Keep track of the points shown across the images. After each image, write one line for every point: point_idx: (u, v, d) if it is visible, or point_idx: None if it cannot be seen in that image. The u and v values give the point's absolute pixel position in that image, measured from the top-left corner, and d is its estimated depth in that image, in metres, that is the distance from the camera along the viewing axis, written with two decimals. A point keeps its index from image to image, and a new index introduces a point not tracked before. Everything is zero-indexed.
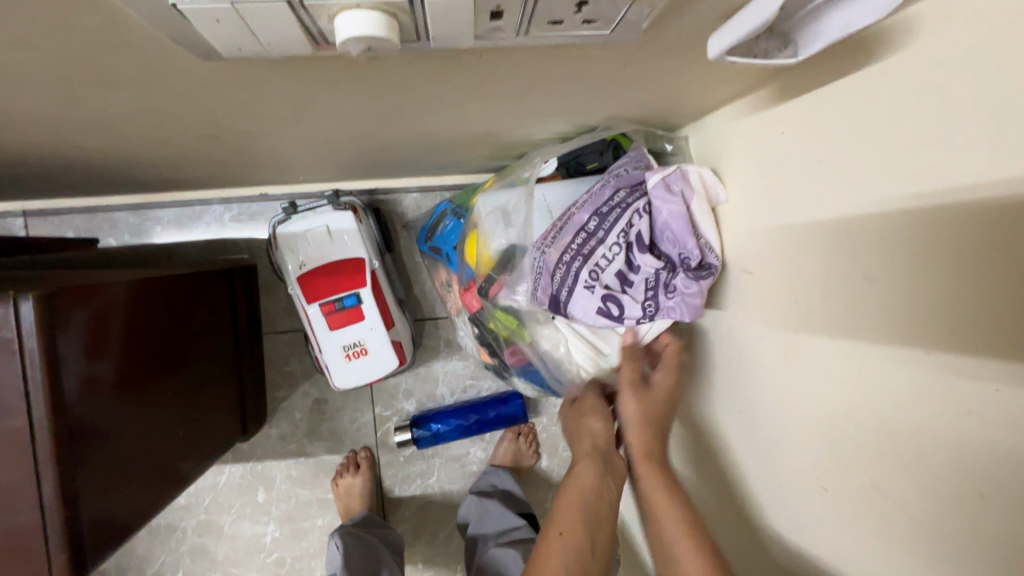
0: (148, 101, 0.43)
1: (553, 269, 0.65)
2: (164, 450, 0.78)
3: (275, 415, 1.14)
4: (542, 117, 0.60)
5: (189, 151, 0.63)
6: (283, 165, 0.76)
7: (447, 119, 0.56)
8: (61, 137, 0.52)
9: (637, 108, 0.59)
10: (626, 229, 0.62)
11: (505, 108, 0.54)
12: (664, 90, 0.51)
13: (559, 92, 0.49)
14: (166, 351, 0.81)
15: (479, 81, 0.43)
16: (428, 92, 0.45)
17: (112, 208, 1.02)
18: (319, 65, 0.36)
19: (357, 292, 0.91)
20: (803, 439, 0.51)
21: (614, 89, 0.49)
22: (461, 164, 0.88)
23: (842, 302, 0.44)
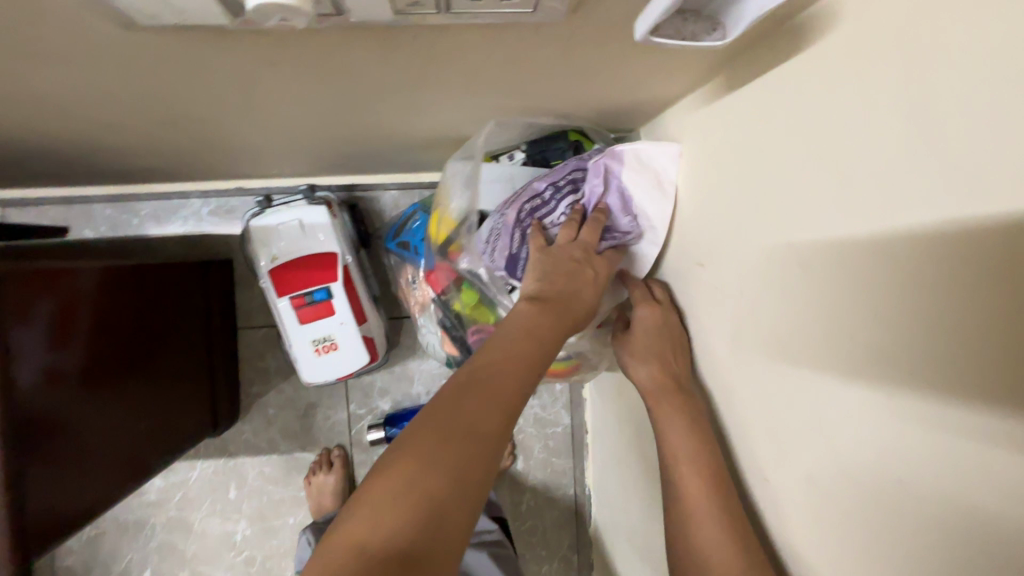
0: (94, 79, 0.43)
1: (512, 227, 0.66)
2: (125, 443, 0.77)
3: (248, 411, 1.13)
4: (503, 108, 0.60)
5: (152, 137, 0.63)
6: (252, 154, 0.77)
7: (404, 109, 0.57)
8: (16, 118, 0.53)
9: (596, 103, 0.59)
10: (574, 202, 0.66)
11: (460, 97, 0.54)
12: (615, 81, 0.51)
13: (510, 82, 0.50)
14: (135, 342, 0.81)
15: (424, 65, 0.43)
16: (375, 76, 0.46)
17: (88, 200, 1.02)
18: (252, 40, 0.36)
19: (328, 286, 0.91)
20: (751, 431, 0.51)
21: (563, 79, 0.50)
22: (434, 160, 0.88)
23: (781, 290, 0.44)
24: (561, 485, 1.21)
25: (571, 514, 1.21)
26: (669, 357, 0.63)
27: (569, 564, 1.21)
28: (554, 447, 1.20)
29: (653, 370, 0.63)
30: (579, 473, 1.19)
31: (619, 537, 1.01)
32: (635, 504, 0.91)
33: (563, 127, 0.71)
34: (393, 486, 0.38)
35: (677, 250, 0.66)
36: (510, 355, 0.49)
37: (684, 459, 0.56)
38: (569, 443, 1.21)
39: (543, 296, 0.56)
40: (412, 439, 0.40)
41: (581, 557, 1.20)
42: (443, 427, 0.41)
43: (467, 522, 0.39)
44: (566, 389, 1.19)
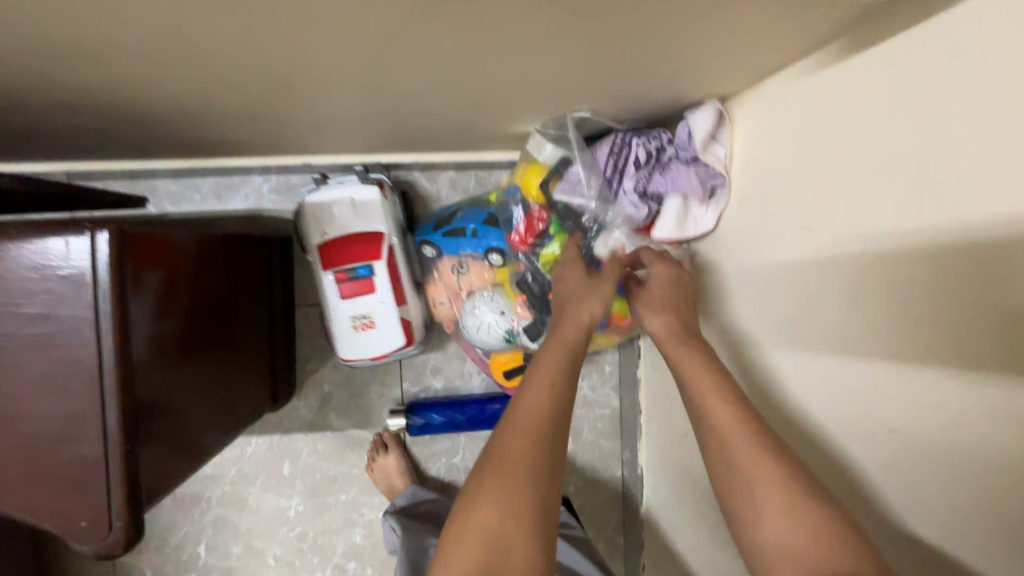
0: (254, 26, 0.45)
1: (605, 160, 0.83)
2: (200, 412, 0.78)
3: (304, 388, 1.14)
4: (606, 71, 0.62)
5: (261, 94, 0.65)
6: (340, 121, 0.79)
7: (517, 65, 0.59)
8: (151, 70, 0.55)
9: (699, 62, 0.61)
10: (662, 140, 0.82)
11: (576, 55, 0.57)
12: (732, 34, 0.52)
13: (635, 36, 0.52)
14: (212, 312, 0.82)
15: (571, 12, 0.45)
16: (517, 24, 0.48)
17: (154, 175, 1.03)
18: None
19: (371, 263, 0.89)
20: (884, 380, 0.53)
21: (687, 32, 0.52)
22: (506, 134, 0.90)
23: (932, 241, 0.45)
24: (607, 466, 1.23)
25: (617, 495, 1.23)
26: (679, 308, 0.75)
27: (614, 543, 1.23)
28: (602, 428, 1.22)
29: (667, 322, 0.73)
30: (627, 455, 1.21)
31: (675, 515, 1.02)
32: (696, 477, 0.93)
33: (651, 96, 0.72)
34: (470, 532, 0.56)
35: (782, 216, 0.68)
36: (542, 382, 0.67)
37: (730, 427, 0.60)
38: (617, 425, 1.23)
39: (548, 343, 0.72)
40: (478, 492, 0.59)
41: (628, 537, 1.21)
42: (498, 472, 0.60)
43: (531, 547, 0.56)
44: (616, 371, 1.21)
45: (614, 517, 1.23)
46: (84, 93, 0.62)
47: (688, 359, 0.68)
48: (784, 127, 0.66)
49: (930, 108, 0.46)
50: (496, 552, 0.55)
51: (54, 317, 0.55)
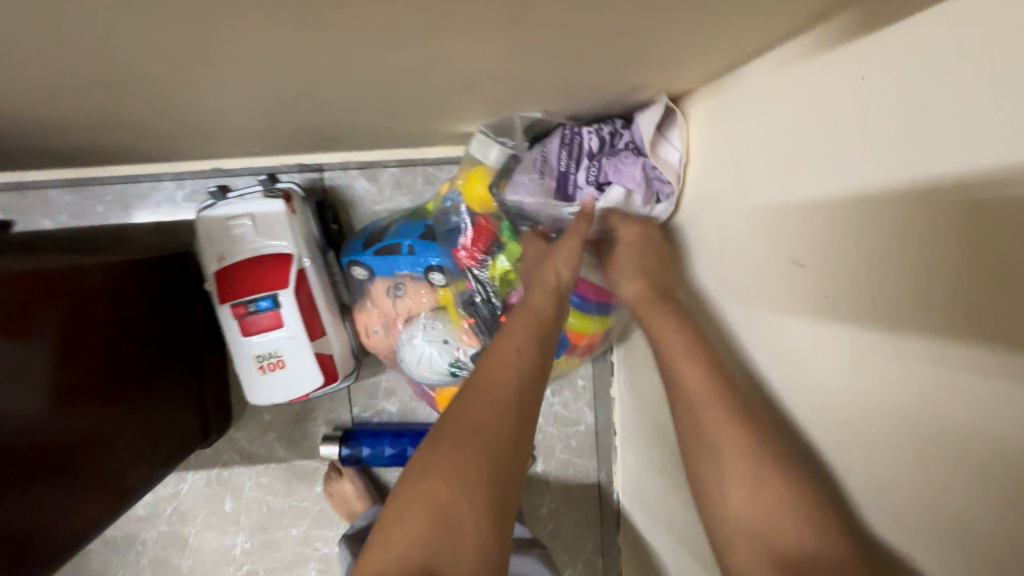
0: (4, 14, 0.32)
1: (557, 153, 0.70)
2: (109, 458, 0.69)
3: (242, 416, 1.03)
4: (540, 57, 0.49)
5: (105, 96, 0.52)
6: (231, 121, 0.66)
7: (416, 54, 0.46)
8: None
9: (652, 48, 0.48)
10: (616, 130, 0.69)
11: (490, 37, 0.43)
12: (687, 8, 0.39)
13: (559, 11, 0.39)
14: (112, 344, 0.71)
15: None
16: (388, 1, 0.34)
17: (44, 184, 0.89)
18: None
19: (275, 294, 0.81)
20: (874, 466, 0.41)
21: (627, 9, 0.39)
22: (444, 130, 0.77)
23: (955, 297, 0.33)
24: (584, 487, 1.12)
25: (596, 516, 1.13)
26: (651, 269, 0.68)
27: (594, 567, 1.13)
28: (576, 446, 1.11)
29: (640, 287, 0.67)
30: (605, 475, 1.11)
31: (656, 546, 0.92)
32: (673, 511, 0.83)
33: (602, 85, 0.58)
34: (414, 500, 0.47)
35: (751, 234, 0.55)
36: (510, 335, 0.58)
37: (696, 386, 0.55)
38: (594, 442, 1.12)
39: (513, 312, 0.63)
40: (431, 453, 0.49)
41: (608, 561, 1.12)
42: (455, 432, 0.50)
43: (484, 518, 0.47)
44: (589, 385, 1.10)
45: (594, 540, 1.13)
46: None
47: (657, 314, 0.64)
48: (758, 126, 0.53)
49: (947, 113, 0.33)
50: (442, 528, 0.45)
51: None
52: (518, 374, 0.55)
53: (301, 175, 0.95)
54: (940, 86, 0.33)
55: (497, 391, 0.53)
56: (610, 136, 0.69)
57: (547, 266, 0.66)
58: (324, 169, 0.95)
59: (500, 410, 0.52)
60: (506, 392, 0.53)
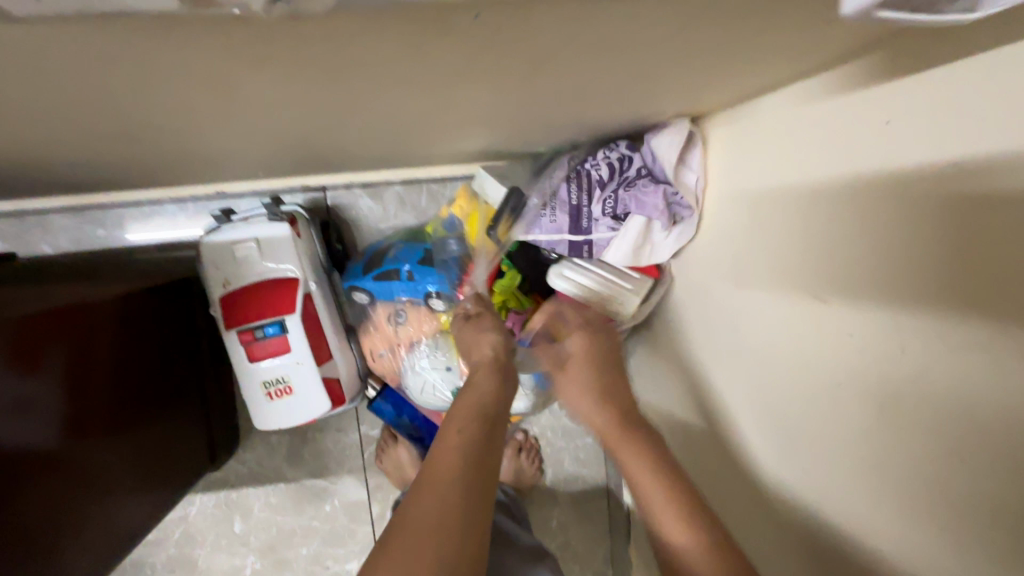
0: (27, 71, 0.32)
1: (566, 186, 0.74)
2: (111, 500, 0.67)
3: (249, 438, 1.02)
4: (556, 93, 0.49)
5: (117, 135, 0.51)
6: (241, 151, 0.65)
7: (433, 93, 0.46)
8: None
9: (669, 81, 0.48)
10: (626, 155, 0.71)
11: (510, 79, 0.43)
12: (719, 46, 0.38)
13: (581, 57, 0.39)
14: (116, 380, 0.69)
15: (484, 38, 0.32)
16: (415, 56, 0.34)
17: (44, 212, 0.88)
18: (248, 14, 0.25)
19: (282, 319, 0.82)
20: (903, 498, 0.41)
21: (648, 53, 0.39)
22: (452, 151, 0.77)
23: (988, 343, 0.33)
24: (593, 499, 1.13)
25: (605, 528, 1.13)
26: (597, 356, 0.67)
27: None
28: (585, 458, 1.12)
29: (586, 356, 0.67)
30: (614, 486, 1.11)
31: None
32: None
33: (615, 112, 0.59)
34: None
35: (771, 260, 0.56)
36: (459, 407, 0.57)
37: (646, 485, 0.54)
38: (602, 453, 1.13)
39: (462, 391, 0.60)
40: (381, 556, 0.43)
41: (618, 571, 1.12)
42: (404, 525, 0.45)
43: None
44: None
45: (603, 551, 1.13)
46: None
47: (608, 384, 0.64)
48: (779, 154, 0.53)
49: (975, 158, 0.33)
50: None
51: None
52: (478, 447, 0.52)
53: (305, 196, 0.95)
54: (974, 135, 0.33)
55: (447, 467, 0.49)
56: (618, 163, 0.71)
57: (483, 339, 0.67)
58: (327, 189, 0.95)
59: (456, 484, 0.47)
60: (461, 466, 0.49)
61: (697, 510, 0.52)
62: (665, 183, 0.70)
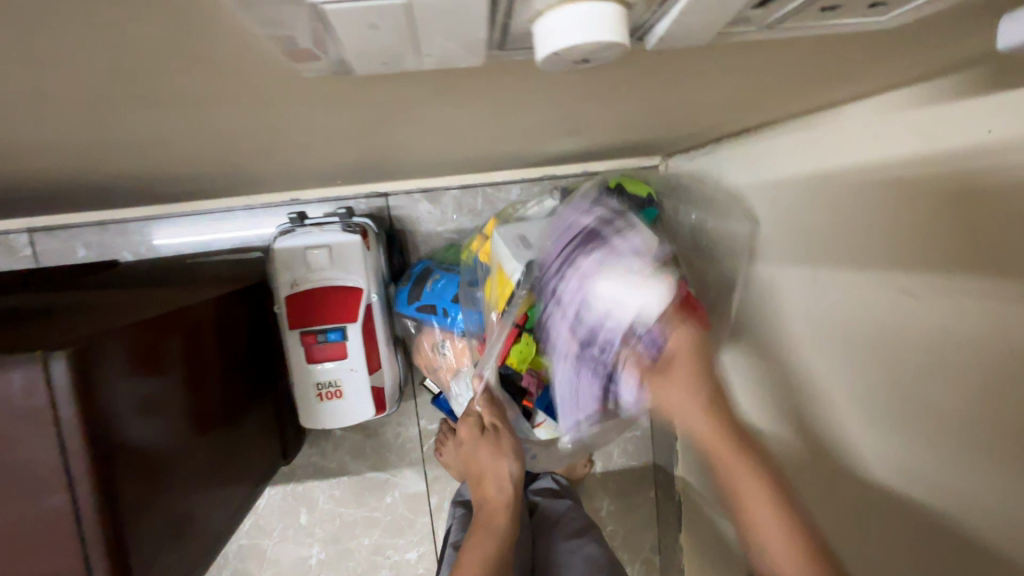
0: (223, 115, 0.35)
1: (570, 320, 0.66)
2: (211, 497, 0.70)
3: (314, 435, 1.07)
4: (653, 116, 0.52)
5: (240, 160, 0.55)
6: (333, 169, 0.69)
7: (544, 123, 0.49)
8: (99, 152, 0.44)
9: (761, 102, 0.51)
10: (583, 274, 0.65)
11: (622, 111, 0.47)
12: (827, 77, 0.41)
13: (699, 93, 0.42)
14: (212, 383, 0.72)
15: (631, 86, 0.36)
16: (560, 100, 0.38)
17: (127, 220, 0.95)
18: (464, 79, 0.28)
19: (344, 327, 0.86)
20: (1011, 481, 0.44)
21: (761, 86, 0.42)
22: (521, 160, 0.80)
23: None
24: (642, 490, 1.16)
25: (653, 517, 1.17)
26: (703, 367, 0.53)
27: (652, 565, 1.18)
28: (633, 451, 1.16)
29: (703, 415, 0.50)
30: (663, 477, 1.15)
31: (725, 547, 0.96)
32: None
33: (695, 124, 0.62)
34: None
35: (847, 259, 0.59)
36: (472, 552, 0.71)
37: (749, 488, 0.45)
38: (650, 444, 1.16)
39: (480, 528, 0.74)
40: None
41: (665, 558, 1.16)
42: None
43: None
44: None
45: (651, 539, 1.17)
46: (28, 174, 0.52)
47: (740, 466, 0.46)
48: (858, 165, 0.56)
49: None
50: None
51: (11, 467, 0.45)
52: None
53: (367, 203, 0.99)
54: None
55: None
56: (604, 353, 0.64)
57: (498, 463, 0.76)
58: (389, 195, 0.99)
59: None
60: None
61: (808, 536, 0.44)
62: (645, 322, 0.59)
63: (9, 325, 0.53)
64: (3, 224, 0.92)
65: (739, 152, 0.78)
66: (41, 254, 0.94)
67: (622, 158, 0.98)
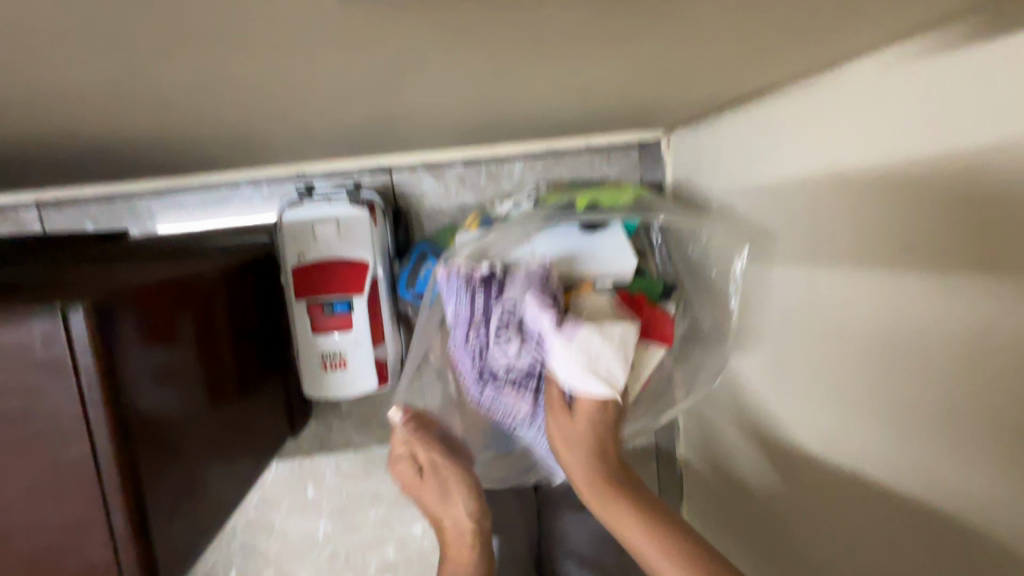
0: (236, 60, 0.36)
1: (507, 327, 0.67)
2: (222, 462, 0.72)
3: (321, 409, 1.08)
4: (655, 75, 0.53)
5: (249, 122, 0.56)
6: (339, 136, 0.70)
7: (547, 80, 0.50)
8: (113, 107, 0.45)
9: (760, 62, 0.52)
10: (495, 289, 0.66)
11: (623, 66, 0.48)
12: (823, 28, 0.42)
13: (700, 44, 0.43)
14: (221, 351, 0.73)
15: (630, 31, 0.36)
16: (560, 49, 0.39)
17: (132, 195, 0.96)
18: (472, 13, 0.29)
19: (350, 299, 0.87)
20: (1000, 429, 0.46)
21: (762, 38, 0.43)
22: (524, 130, 0.81)
23: None
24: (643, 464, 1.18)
25: None
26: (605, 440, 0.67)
27: None
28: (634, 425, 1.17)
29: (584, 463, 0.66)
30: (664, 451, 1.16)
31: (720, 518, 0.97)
32: (739, 484, 0.88)
33: (696, 87, 0.63)
34: None
35: (846, 219, 0.60)
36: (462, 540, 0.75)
37: (643, 541, 0.60)
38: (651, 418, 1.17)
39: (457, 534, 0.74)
40: None
41: None
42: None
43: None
44: None
45: None
46: (43, 133, 0.53)
47: (601, 453, 0.66)
48: (859, 123, 0.57)
49: None
50: None
51: (33, 417, 0.46)
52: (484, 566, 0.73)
53: (371, 177, 1.00)
54: None
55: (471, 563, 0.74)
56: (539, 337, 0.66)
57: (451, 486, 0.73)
58: (393, 170, 1.00)
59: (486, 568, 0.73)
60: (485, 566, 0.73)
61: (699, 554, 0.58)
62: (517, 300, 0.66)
63: (25, 286, 0.54)
64: (13, 199, 0.93)
65: (740, 121, 0.78)
66: (50, 229, 0.95)
67: (625, 131, 0.99)
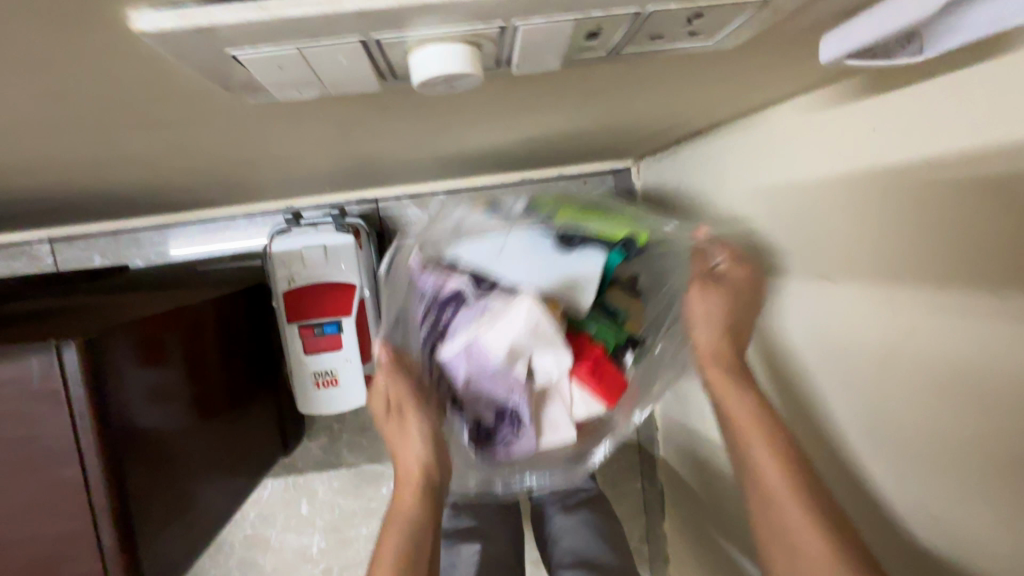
0: (196, 131, 0.42)
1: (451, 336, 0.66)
2: (212, 480, 0.76)
3: (314, 427, 1.13)
4: (592, 121, 0.58)
5: (231, 172, 0.62)
6: (319, 177, 0.76)
7: (491, 130, 0.55)
8: (102, 167, 0.51)
9: (689, 108, 0.57)
10: (456, 296, 0.67)
11: (557, 118, 0.52)
12: (730, 86, 0.46)
13: (620, 100, 0.47)
14: (212, 374, 0.79)
15: (543, 99, 0.41)
16: (485, 112, 0.44)
17: (137, 229, 1.03)
18: (384, 100, 0.34)
19: (339, 319, 0.93)
20: None
21: (675, 94, 0.47)
22: (494, 163, 0.86)
23: None
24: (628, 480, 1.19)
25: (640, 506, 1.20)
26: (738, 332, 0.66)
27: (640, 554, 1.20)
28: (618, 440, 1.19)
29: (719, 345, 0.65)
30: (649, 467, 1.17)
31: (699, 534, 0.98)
32: (713, 500, 0.91)
33: (642, 126, 0.67)
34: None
35: None
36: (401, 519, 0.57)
37: (771, 477, 0.56)
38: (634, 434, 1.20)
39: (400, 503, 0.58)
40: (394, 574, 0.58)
41: (653, 549, 1.16)
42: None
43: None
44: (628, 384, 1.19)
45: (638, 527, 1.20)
46: (44, 187, 0.59)
47: (729, 386, 0.62)
48: None
49: None
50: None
51: (33, 440, 0.51)
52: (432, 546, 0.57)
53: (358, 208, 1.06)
54: None
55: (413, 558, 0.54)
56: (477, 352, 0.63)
57: (412, 438, 0.60)
58: (380, 201, 1.06)
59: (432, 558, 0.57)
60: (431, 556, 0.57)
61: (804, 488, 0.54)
62: (469, 310, 0.66)
63: (29, 320, 0.60)
64: (28, 235, 1.01)
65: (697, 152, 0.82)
66: (61, 262, 1.02)
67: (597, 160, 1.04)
